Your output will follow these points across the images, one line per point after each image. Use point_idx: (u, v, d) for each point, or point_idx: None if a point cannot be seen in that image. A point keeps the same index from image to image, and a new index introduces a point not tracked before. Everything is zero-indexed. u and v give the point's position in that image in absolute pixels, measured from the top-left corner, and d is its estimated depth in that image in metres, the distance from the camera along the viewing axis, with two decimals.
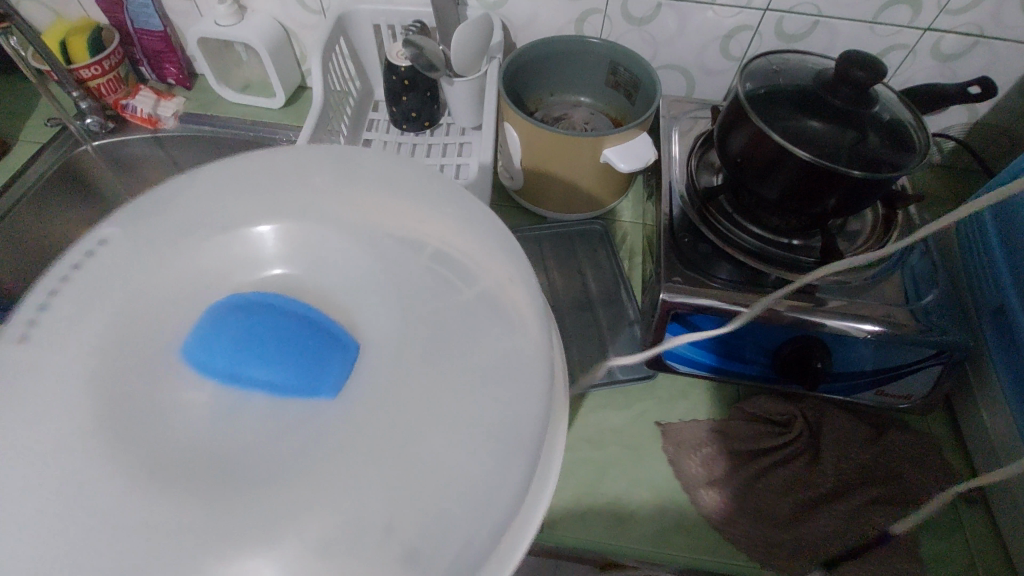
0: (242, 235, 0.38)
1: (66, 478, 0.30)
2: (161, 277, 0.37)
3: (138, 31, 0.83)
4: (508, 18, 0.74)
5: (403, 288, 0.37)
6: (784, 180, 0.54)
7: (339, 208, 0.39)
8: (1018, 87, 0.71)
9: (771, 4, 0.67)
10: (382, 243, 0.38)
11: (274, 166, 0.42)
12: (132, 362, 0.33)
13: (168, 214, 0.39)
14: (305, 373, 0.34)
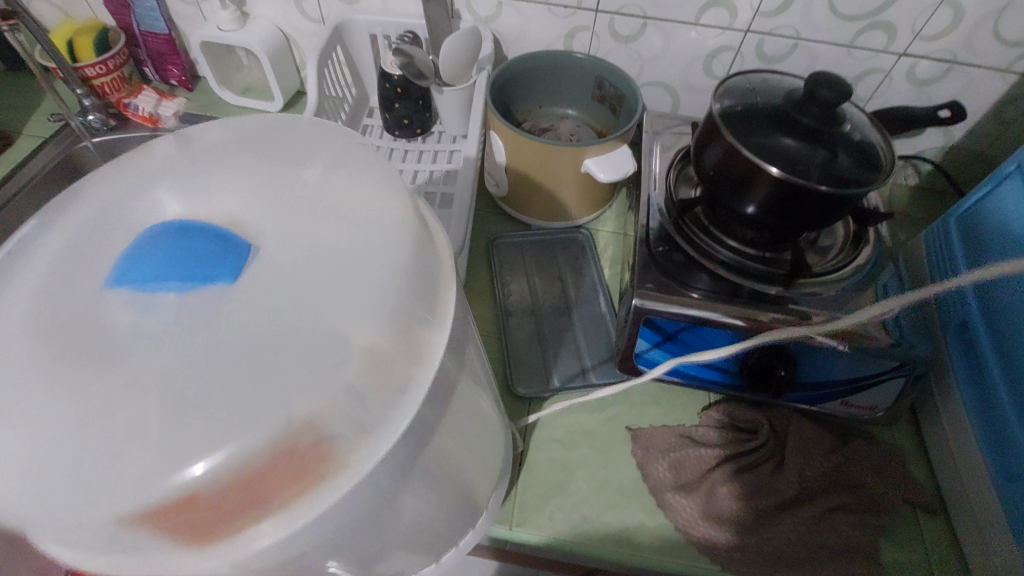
0: (140, 189, 0.35)
1: (6, 436, 0.28)
2: (79, 224, 0.34)
3: (144, 33, 0.86)
4: (500, 32, 0.77)
5: (320, 204, 0.34)
6: (757, 194, 0.55)
7: (222, 146, 0.36)
8: (991, 112, 0.73)
9: (752, 26, 0.70)
10: (265, 159, 0.35)
11: (153, 143, 0.38)
12: (34, 302, 0.31)
13: (89, 177, 0.36)
14: (199, 273, 0.30)
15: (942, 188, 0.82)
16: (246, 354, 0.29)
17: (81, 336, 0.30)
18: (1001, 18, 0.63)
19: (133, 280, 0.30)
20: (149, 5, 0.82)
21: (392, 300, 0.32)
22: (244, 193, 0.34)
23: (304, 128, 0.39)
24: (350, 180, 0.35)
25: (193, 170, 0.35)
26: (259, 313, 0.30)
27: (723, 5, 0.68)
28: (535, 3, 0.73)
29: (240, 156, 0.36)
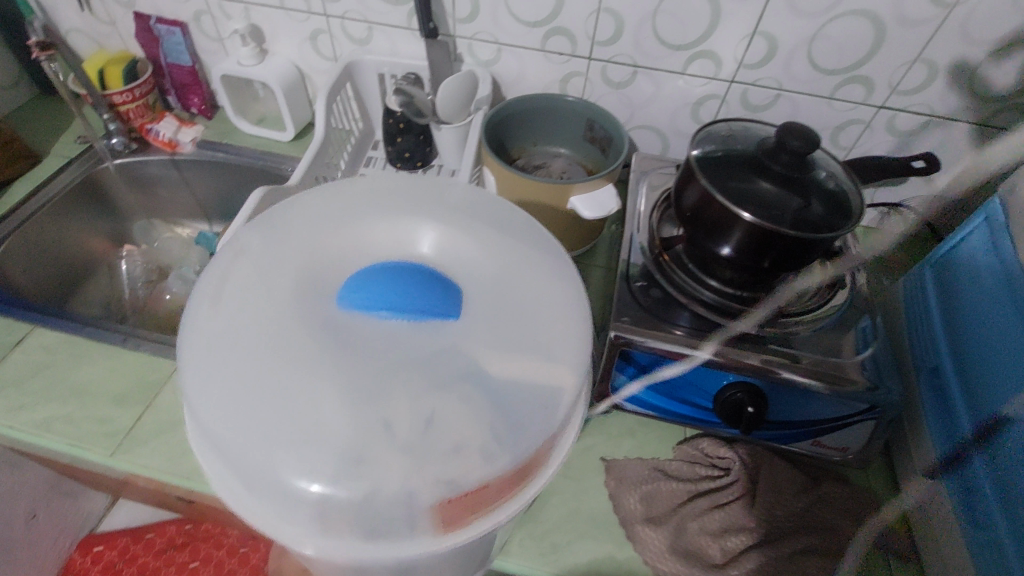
0: (363, 231, 0.45)
1: (258, 404, 0.37)
2: (300, 249, 0.43)
3: (170, 65, 0.93)
4: (500, 74, 0.82)
5: (475, 259, 0.44)
6: (733, 235, 0.58)
7: (417, 208, 0.46)
8: (970, 165, 0.76)
9: (736, 77, 0.74)
10: (464, 225, 0.45)
11: (362, 192, 0.48)
12: (295, 310, 0.40)
13: (303, 213, 0.46)
14: (422, 307, 0.40)
15: (926, 237, 0.84)
16: (434, 362, 0.39)
17: (316, 334, 0.39)
18: (973, 76, 0.67)
19: (353, 299, 0.40)
20: (178, 40, 0.89)
21: (547, 343, 0.41)
22: (419, 246, 0.44)
23: (455, 195, 0.48)
24: (500, 244, 0.45)
25: (399, 224, 0.45)
26: (446, 334, 0.40)
27: (709, 56, 0.73)
28: (532, 49, 0.78)
29: (415, 213, 0.46)
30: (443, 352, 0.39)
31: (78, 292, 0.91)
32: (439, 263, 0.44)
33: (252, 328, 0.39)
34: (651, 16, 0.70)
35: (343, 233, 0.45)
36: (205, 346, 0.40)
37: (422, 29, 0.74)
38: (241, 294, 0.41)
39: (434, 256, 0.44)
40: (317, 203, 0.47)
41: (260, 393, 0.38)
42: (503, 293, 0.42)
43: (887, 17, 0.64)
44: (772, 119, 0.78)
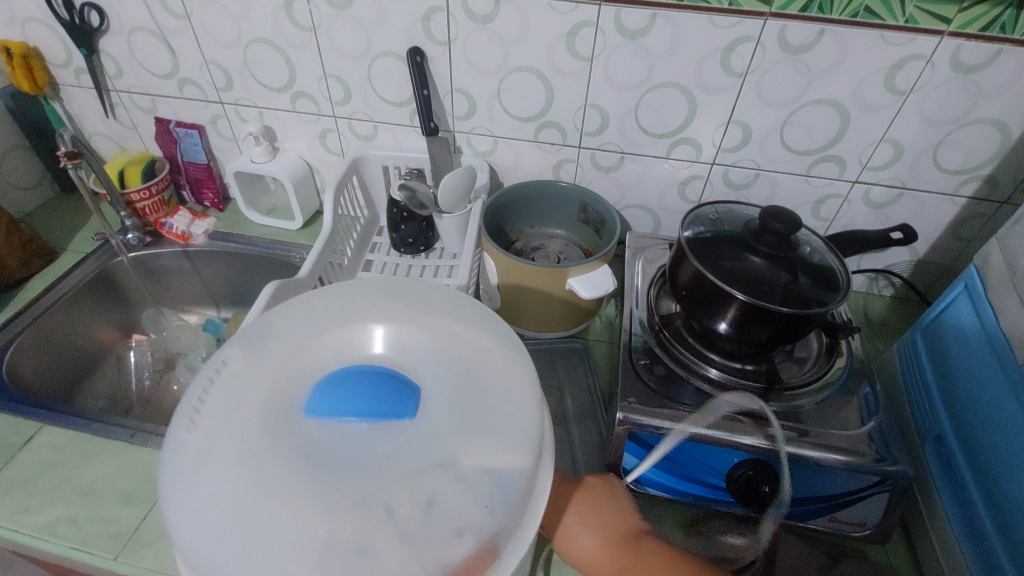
0: (335, 330, 0.41)
1: (236, 530, 0.33)
2: (285, 347, 0.40)
3: (186, 163, 0.99)
4: (497, 163, 0.88)
5: (469, 349, 0.41)
6: (729, 312, 0.60)
7: (382, 298, 0.43)
8: (946, 232, 0.80)
9: (717, 159, 0.79)
10: (431, 313, 0.42)
11: (324, 293, 0.45)
12: (266, 416, 0.36)
13: (288, 308, 0.44)
14: (389, 408, 0.36)
15: (917, 302, 0.86)
16: (433, 473, 0.35)
17: (297, 450, 0.35)
18: (936, 152, 0.72)
19: (333, 408, 0.36)
20: (195, 141, 0.96)
21: (529, 430, 0.38)
22: (412, 339, 0.41)
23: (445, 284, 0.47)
24: (494, 333, 0.43)
25: (367, 317, 0.42)
26: (443, 438, 0.36)
27: (689, 142, 0.78)
28: (526, 141, 0.84)
29: (404, 302, 0.43)
30: (440, 462, 0.35)
31: (86, 384, 0.91)
32: (431, 356, 0.40)
33: (228, 447, 0.35)
34: (633, 109, 0.77)
35: (333, 328, 0.41)
36: (181, 468, 0.36)
37: (423, 128, 0.81)
38: (225, 399, 0.38)
39: (427, 350, 0.40)
40: (283, 307, 0.44)
41: (242, 518, 0.33)
42: (500, 386, 0.39)
43: (849, 104, 0.70)
44: (755, 196, 0.82)
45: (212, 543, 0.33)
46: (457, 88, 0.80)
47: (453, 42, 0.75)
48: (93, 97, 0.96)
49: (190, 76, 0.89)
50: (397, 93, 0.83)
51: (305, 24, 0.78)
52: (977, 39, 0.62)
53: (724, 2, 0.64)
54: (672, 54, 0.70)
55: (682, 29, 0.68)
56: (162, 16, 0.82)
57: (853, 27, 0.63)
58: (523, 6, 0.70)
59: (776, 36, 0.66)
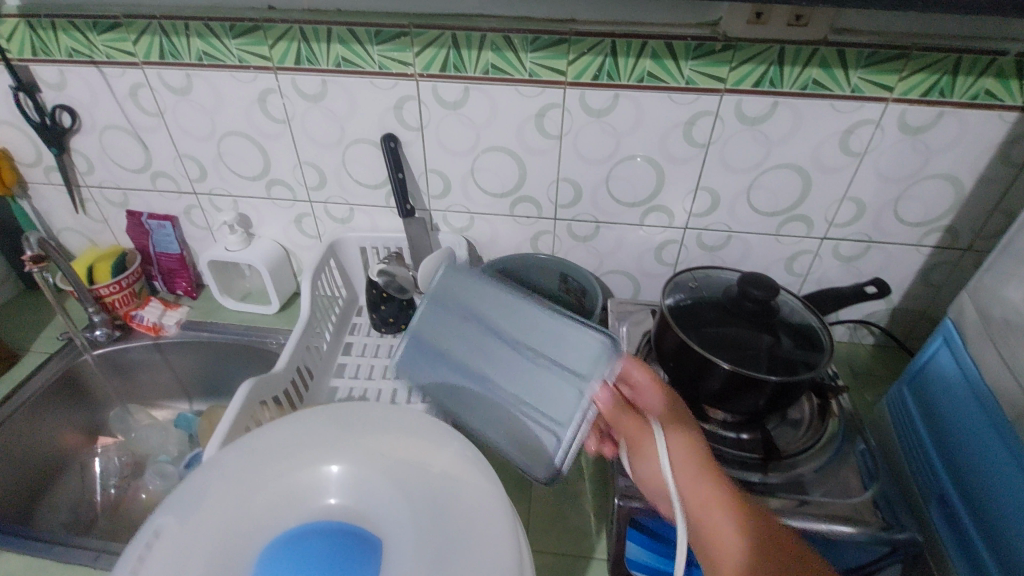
0: (288, 485, 0.45)
1: None
2: (250, 496, 0.44)
3: (158, 254, 0.97)
4: (474, 238, 0.89)
5: (427, 484, 0.45)
6: (718, 382, 0.59)
7: (332, 442, 0.47)
8: (916, 281, 0.82)
9: (689, 224, 0.81)
10: (379, 453, 0.46)
11: (269, 440, 0.48)
12: None
13: (249, 448, 0.47)
14: (346, 570, 0.41)
15: (898, 349, 0.87)
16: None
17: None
18: (897, 207, 0.75)
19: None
20: (168, 232, 0.95)
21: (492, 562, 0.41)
22: (367, 485, 0.45)
23: (403, 409, 0.51)
24: (453, 460, 0.47)
25: (321, 466, 0.46)
26: None
27: (661, 210, 0.80)
28: (501, 215, 0.85)
29: (362, 438, 0.47)
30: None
31: (46, 495, 0.85)
32: (389, 496, 0.44)
33: None
34: (604, 182, 0.79)
35: (288, 483, 0.45)
36: None
37: (399, 210, 0.81)
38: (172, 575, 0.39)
39: (384, 491, 0.45)
40: (226, 461, 0.46)
41: None
42: (456, 521, 0.43)
43: (809, 167, 0.73)
44: (730, 256, 0.84)
45: None
46: (432, 169, 0.82)
47: (425, 126, 0.78)
48: (63, 195, 0.96)
49: (163, 169, 0.89)
50: (372, 177, 0.84)
51: (278, 117, 0.80)
52: (919, 104, 0.66)
53: (681, 81, 0.68)
54: (637, 130, 0.73)
55: (645, 107, 0.71)
56: (136, 114, 0.83)
57: (804, 98, 0.67)
58: (491, 92, 0.73)
59: (733, 109, 0.70)
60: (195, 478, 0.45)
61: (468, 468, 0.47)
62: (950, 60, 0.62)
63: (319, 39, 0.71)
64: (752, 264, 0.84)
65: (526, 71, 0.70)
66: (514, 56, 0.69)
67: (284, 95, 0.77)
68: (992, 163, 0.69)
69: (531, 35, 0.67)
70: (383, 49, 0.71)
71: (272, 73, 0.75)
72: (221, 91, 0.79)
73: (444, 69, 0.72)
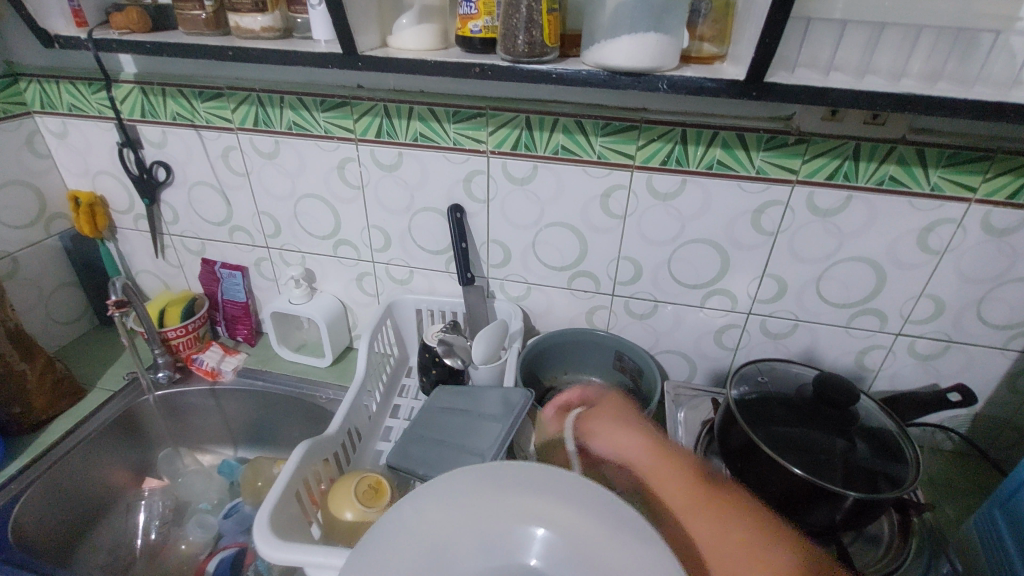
0: (466, 548, 0.45)
1: None
2: (433, 558, 0.44)
3: (225, 301, 1.02)
4: (529, 307, 0.89)
5: (609, 555, 0.44)
6: (789, 492, 0.56)
7: (502, 504, 0.47)
8: (1002, 387, 0.76)
9: (753, 309, 0.79)
10: (549, 513, 0.46)
11: (436, 501, 0.48)
12: None
13: (426, 501, 0.48)
14: None
15: (982, 459, 0.80)
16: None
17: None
18: (980, 308, 0.71)
19: None
20: (236, 281, 1.00)
21: None
22: (545, 549, 0.45)
23: (553, 469, 0.50)
24: (624, 527, 0.45)
25: (501, 529, 0.46)
26: None
27: (724, 293, 0.79)
28: (558, 288, 0.85)
29: (527, 502, 0.47)
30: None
31: (86, 537, 0.85)
32: (566, 562, 0.44)
33: None
34: (666, 261, 0.78)
35: (467, 540, 0.45)
36: None
37: (459, 278, 0.83)
38: None
39: (563, 553, 0.44)
40: (401, 523, 0.47)
41: None
42: None
43: (884, 262, 0.71)
44: (795, 346, 0.81)
45: None
46: (493, 239, 0.84)
47: (491, 199, 0.80)
48: (147, 240, 1.02)
49: (241, 223, 0.95)
50: (435, 243, 0.86)
51: (354, 183, 0.84)
52: (1004, 205, 0.64)
53: (752, 171, 0.68)
54: (703, 215, 0.73)
55: (712, 193, 0.71)
56: (224, 173, 0.90)
57: (879, 193, 0.66)
58: (560, 171, 0.75)
59: (804, 200, 0.69)
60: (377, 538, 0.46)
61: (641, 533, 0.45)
62: None
63: (400, 116, 0.76)
64: (819, 356, 0.81)
65: (596, 153, 0.73)
66: (585, 139, 0.72)
67: (362, 164, 0.82)
68: None
69: (603, 120, 0.70)
70: (459, 127, 0.75)
71: (354, 144, 0.80)
72: (305, 157, 0.84)
73: (515, 148, 0.75)
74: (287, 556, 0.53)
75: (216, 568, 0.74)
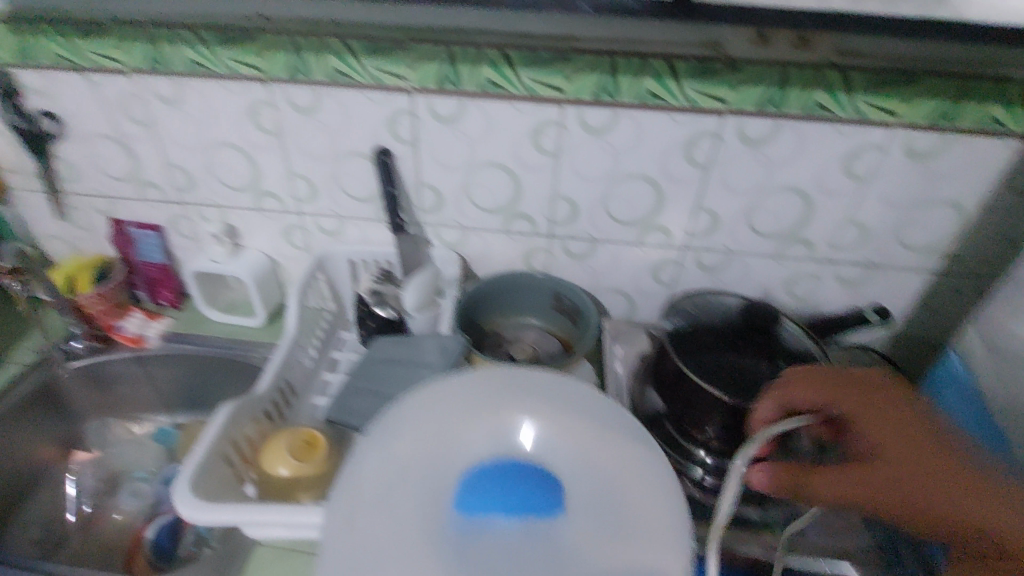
0: (470, 437, 0.45)
1: None
2: (438, 452, 0.44)
3: (142, 263, 0.95)
4: (468, 253, 0.86)
5: (607, 455, 0.45)
6: (717, 416, 0.58)
7: (508, 400, 0.47)
8: (919, 307, 0.80)
9: (689, 244, 0.79)
10: (553, 411, 0.47)
11: (444, 398, 0.48)
12: (430, 520, 0.41)
13: (432, 400, 0.48)
14: (536, 504, 0.40)
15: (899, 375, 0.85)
16: (576, 569, 0.40)
17: (450, 554, 0.39)
18: (900, 232, 0.73)
19: (479, 508, 0.40)
20: (153, 240, 0.92)
21: (664, 526, 0.42)
22: (547, 440, 0.45)
23: (555, 376, 0.50)
24: (621, 430, 0.47)
25: (507, 418, 0.46)
26: (586, 537, 0.41)
27: (660, 229, 0.79)
28: (496, 232, 0.83)
29: (531, 402, 0.47)
30: (580, 562, 0.40)
31: (12, 517, 0.81)
32: (564, 455, 0.45)
33: (405, 540, 0.40)
34: (602, 199, 0.77)
35: (470, 428, 0.45)
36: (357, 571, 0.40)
37: (390, 225, 0.79)
38: (381, 504, 0.42)
39: (561, 448, 0.45)
40: (407, 416, 0.47)
41: None
42: (630, 493, 0.43)
43: (811, 190, 0.71)
44: (729, 278, 0.82)
45: None
46: (425, 183, 0.80)
47: (419, 140, 0.75)
48: (44, 201, 0.93)
49: (150, 178, 0.87)
50: (364, 190, 0.81)
51: (269, 128, 0.77)
52: (925, 129, 0.65)
53: (683, 101, 0.67)
54: (637, 149, 0.72)
55: (645, 126, 0.69)
56: (122, 122, 0.81)
57: (807, 121, 0.66)
58: (489, 108, 0.71)
59: (735, 130, 0.68)
60: (385, 427, 0.47)
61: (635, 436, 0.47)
62: (953, 86, 0.62)
63: (311, 50, 0.69)
64: (752, 287, 0.82)
65: (525, 87, 0.69)
66: (512, 72, 0.68)
67: (276, 107, 0.75)
68: (998, 189, 0.68)
69: (529, 50, 0.66)
70: (378, 62, 0.69)
71: (263, 84, 0.73)
72: (211, 101, 0.76)
73: (440, 84, 0.70)
74: (213, 516, 0.51)
75: (155, 538, 0.72)
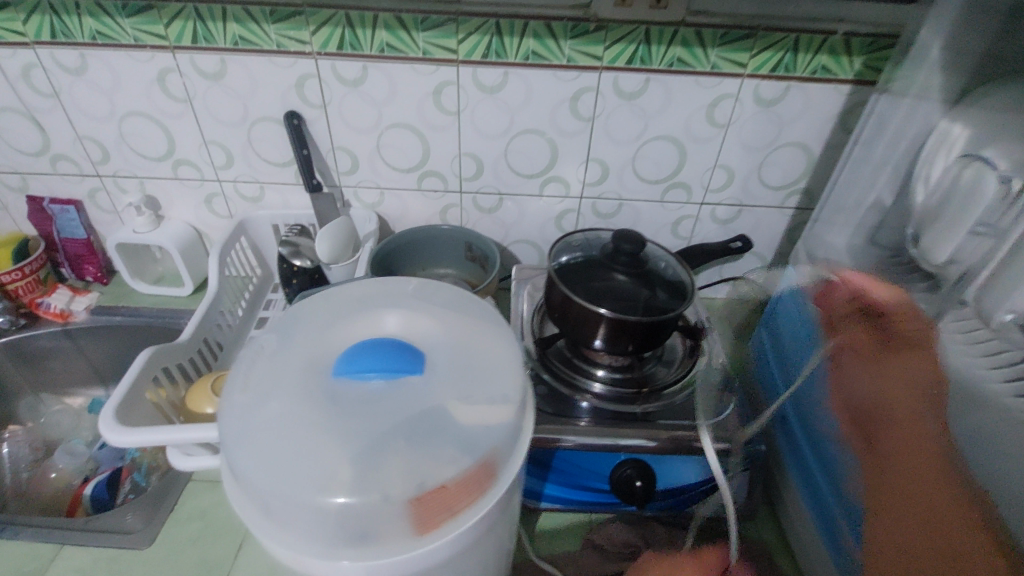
0: (351, 323, 0.48)
1: (282, 457, 0.41)
2: (318, 334, 0.48)
3: (64, 239, 0.95)
4: (386, 213, 0.92)
5: (471, 332, 0.49)
6: (599, 329, 0.66)
7: (393, 298, 0.51)
8: (784, 240, 0.92)
9: (584, 194, 0.88)
10: (428, 302, 0.51)
11: (334, 299, 0.51)
12: (306, 380, 0.44)
13: (322, 300, 0.51)
14: (399, 365, 0.44)
15: None
16: (434, 418, 0.43)
17: (323, 400, 0.43)
18: (761, 173, 0.84)
19: (355, 370, 0.43)
20: (72, 217, 0.93)
21: (509, 385, 0.46)
22: (420, 324, 0.49)
23: (435, 281, 0.54)
24: (487, 318, 0.51)
25: (387, 308, 0.49)
26: (441, 393, 0.44)
27: (558, 180, 0.87)
28: (410, 190, 0.89)
29: (409, 299, 0.51)
30: (438, 413, 0.43)
31: None
32: (434, 334, 0.48)
33: (280, 397, 0.43)
34: (503, 154, 0.84)
35: (351, 316, 0.49)
36: (236, 426, 0.43)
37: (307, 186, 0.83)
38: (264, 370, 0.45)
39: (431, 330, 0.48)
40: (300, 311, 0.51)
41: (286, 454, 0.41)
42: (485, 360, 0.47)
43: (683, 138, 0.81)
44: (623, 223, 0.92)
45: (261, 471, 0.41)
46: (338, 146, 0.85)
47: (328, 104, 0.80)
48: None
49: (63, 151, 0.88)
50: (279, 155, 0.86)
51: (180, 96, 0.81)
52: (769, 78, 0.75)
53: (563, 59, 0.74)
54: (528, 105, 0.79)
55: (533, 83, 0.77)
56: (29, 95, 0.82)
57: (671, 74, 0.75)
58: (389, 70, 0.77)
59: (611, 85, 0.76)
60: (282, 318, 0.50)
61: (499, 323, 0.51)
62: (791, 39, 0.71)
63: (214, 18, 0.73)
64: (643, 229, 0.92)
65: (421, 50, 0.75)
66: (407, 35, 0.73)
67: (184, 74, 0.78)
68: (834, 130, 0.79)
69: (420, 14, 0.72)
70: (279, 28, 0.73)
71: (170, 53, 0.76)
72: (118, 71, 0.79)
73: (341, 48, 0.75)
74: (134, 437, 0.57)
75: (93, 491, 0.76)
